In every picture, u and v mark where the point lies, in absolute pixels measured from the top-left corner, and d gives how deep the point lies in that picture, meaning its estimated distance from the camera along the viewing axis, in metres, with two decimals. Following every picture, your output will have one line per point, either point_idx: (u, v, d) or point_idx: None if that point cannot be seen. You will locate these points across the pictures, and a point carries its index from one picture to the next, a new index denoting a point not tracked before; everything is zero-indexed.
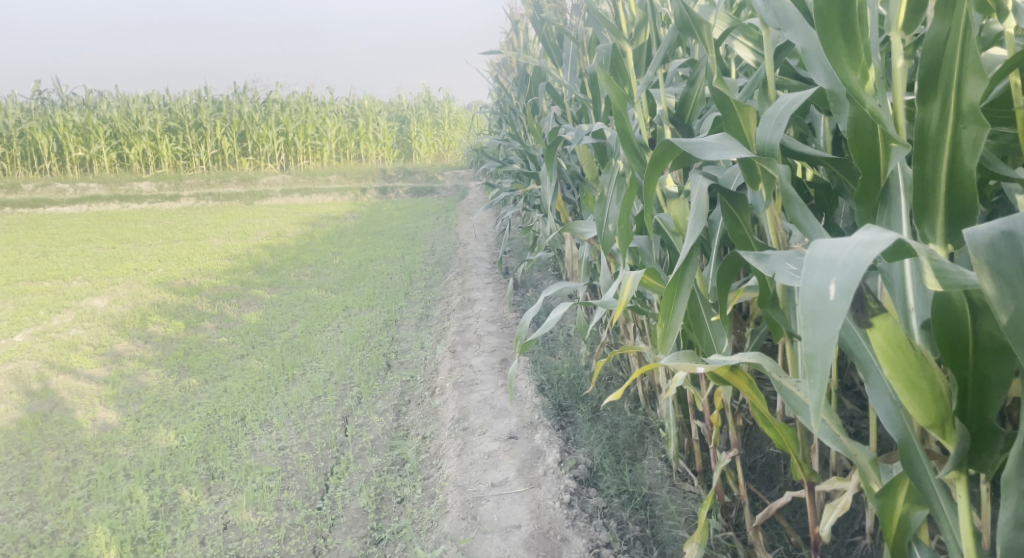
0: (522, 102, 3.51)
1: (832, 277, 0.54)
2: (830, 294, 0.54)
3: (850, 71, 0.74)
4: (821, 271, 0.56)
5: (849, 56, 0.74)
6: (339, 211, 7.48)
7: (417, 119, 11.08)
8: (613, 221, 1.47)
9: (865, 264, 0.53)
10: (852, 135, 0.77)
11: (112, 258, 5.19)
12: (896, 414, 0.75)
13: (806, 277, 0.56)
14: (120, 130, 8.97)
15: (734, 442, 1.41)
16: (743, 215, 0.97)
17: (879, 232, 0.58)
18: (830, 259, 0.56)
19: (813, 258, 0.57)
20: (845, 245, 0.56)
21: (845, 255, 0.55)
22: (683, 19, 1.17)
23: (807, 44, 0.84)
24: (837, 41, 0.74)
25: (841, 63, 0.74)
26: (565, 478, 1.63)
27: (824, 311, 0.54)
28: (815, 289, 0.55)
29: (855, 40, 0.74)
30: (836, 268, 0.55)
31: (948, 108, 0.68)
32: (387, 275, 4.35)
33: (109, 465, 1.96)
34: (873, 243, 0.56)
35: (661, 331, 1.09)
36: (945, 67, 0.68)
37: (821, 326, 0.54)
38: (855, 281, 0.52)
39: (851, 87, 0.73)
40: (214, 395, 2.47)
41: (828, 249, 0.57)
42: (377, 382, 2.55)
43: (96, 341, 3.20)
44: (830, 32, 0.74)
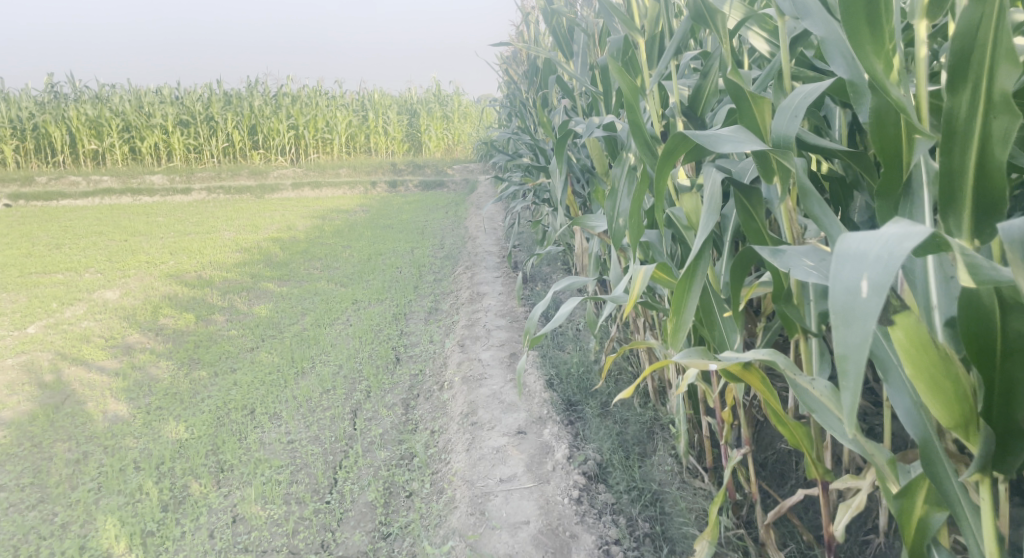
0: (532, 96, 3.49)
1: (864, 273, 0.52)
2: (862, 291, 0.52)
3: (875, 60, 0.71)
4: (852, 266, 0.54)
5: (874, 44, 0.72)
6: (349, 205, 7.48)
7: (427, 113, 11.06)
8: (623, 215, 1.45)
9: (900, 259, 0.51)
10: (875, 126, 0.75)
11: (124, 250, 5.21)
12: (916, 415, 0.74)
13: (836, 272, 0.54)
14: (133, 123, 9.01)
15: (745, 440, 1.40)
16: (757, 208, 0.95)
17: (911, 224, 0.56)
18: (861, 254, 0.54)
19: (843, 252, 0.55)
20: (877, 239, 0.55)
21: (877, 250, 0.53)
22: (697, 11, 1.14)
23: (825, 33, 0.82)
24: (861, 29, 0.71)
25: (866, 51, 0.72)
26: (574, 474, 1.62)
27: (856, 310, 0.52)
28: (845, 286, 0.53)
29: (880, 27, 0.71)
30: (867, 264, 0.53)
31: (978, 98, 0.66)
32: (397, 268, 4.34)
33: (119, 457, 1.97)
34: (907, 236, 0.54)
35: (671, 328, 1.07)
36: (976, 55, 0.66)
37: (853, 327, 0.52)
38: (889, 279, 0.51)
39: (876, 77, 0.71)
40: (223, 388, 2.47)
41: (858, 242, 0.55)
42: (386, 376, 2.55)
43: (107, 333, 3.22)
44: (854, 21, 0.72)
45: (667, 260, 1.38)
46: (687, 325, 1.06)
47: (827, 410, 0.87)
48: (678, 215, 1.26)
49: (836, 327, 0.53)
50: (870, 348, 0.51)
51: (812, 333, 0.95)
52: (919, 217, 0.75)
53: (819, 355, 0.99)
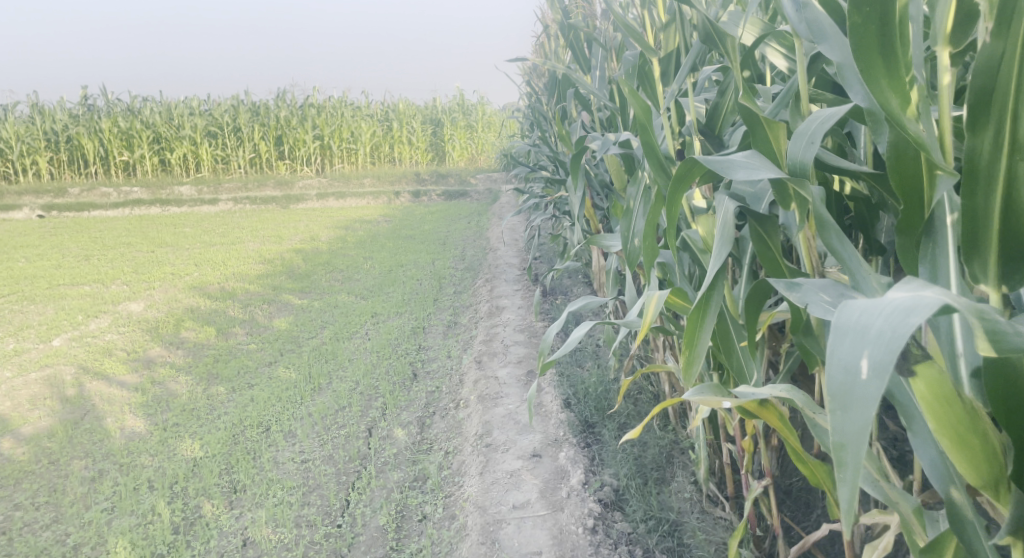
0: (551, 107, 3.46)
1: (863, 350, 0.48)
2: (862, 373, 0.47)
3: (891, 94, 0.67)
4: (850, 341, 0.49)
5: (888, 77, 0.67)
6: (373, 215, 7.50)
7: (450, 123, 11.09)
8: (638, 236, 1.41)
9: (904, 337, 0.47)
10: (894, 161, 0.70)
11: (151, 262, 5.28)
12: (944, 468, 0.68)
13: (834, 348, 0.50)
14: (163, 135, 9.17)
15: (767, 470, 1.33)
16: (773, 237, 0.91)
17: (922, 293, 0.51)
18: (863, 327, 0.50)
19: (842, 325, 0.50)
20: (880, 310, 0.50)
21: (880, 323, 0.49)
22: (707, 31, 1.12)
23: (843, 58, 0.77)
24: (875, 61, 0.67)
25: (880, 85, 0.67)
26: (589, 501, 1.57)
27: (855, 392, 0.48)
28: (843, 365, 0.49)
29: (894, 60, 0.67)
30: (868, 341, 0.48)
31: (1002, 137, 0.62)
32: (417, 280, 4.33)
33: (133, 476, 1.97)
34: (914, 307, 0.49)
35: (685, 361, 1.03)
36: (1000, 92, 0.61)
37: (850, 410, 0.48)
38: (891, 359, 0.46)
39: (891, 112, 0.66)
40: (240, 404, 2.46)
41: (859, 314, 0.51)
42: (402, 393, 2.52)
43: (129, 347, 3.24)
44: (866, 50, 0.66)
45: (684, 283, 1.33)
46: (701, 357, 1.02)
47: None
48: (694, 237, 1.22)
49: (833, 411, 0.49)
50: (870, 437, 0.46)
51: None
52: (943, 265, 0.69)
53: None
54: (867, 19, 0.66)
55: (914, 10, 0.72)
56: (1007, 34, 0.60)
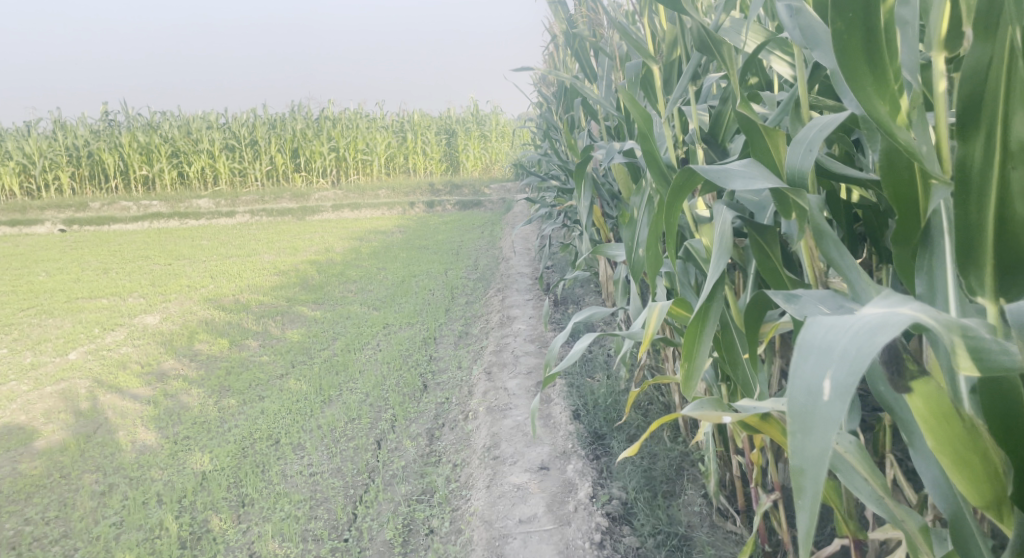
0: (559, 116, 3.45)
1: (826, 371, 0.48)
2: (824, 393, 0.47)
3: (878, 101, 0.65)
4: (814, 360, 0.49)
5: (876, 84, 0.65)
6: (387, 226, 7.53)
7: (464, 132, 11.12)
8: (642, 245, 1.38)
9: (867, 357, 0.47)
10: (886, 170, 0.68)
11: (167, 275, 5.33)
12: (947, 487, 0.66)
13: (798, 368, 0.49)
14: (181, 149, 9.29)
15: (777, 483, 1.30)
16: (773, 247, 0.89)
17: (890, 312, 0.51)
18: (827, 345, 0.50)
19: (807, 342, 0.50)
20: (846, 329, 0.50)
21: (845, 341, 0.49)
22: (703, 39, 1.11)
23: (836, 66, 0.76)
24: (862, 67, 0.65)
25: (866, 92, 0.65)
26: (597, 515, 1.54)
27: (816, 415, 0.48)
28: (806, 385, 0.49)
29: (881, 66, 0.64)
30: (832, 360, 0.48)
31: (994, 143, 0.60)
32: (429, 290, 4.33)
33: (142, 490, 1.98)
34: (880, 328, 0.49)
35: (685, 374, 1.00)
36: (989, 97, 0.59)
37: (812, 434, 0.47)
38: (851, 382, 0.46)
39: (879, 120, 0.64)
40: (251, 416, 2.47)
41: (825, 331, 0.51)
42: (412, 405, 2.51)
43: (143, 359, 3.26)
44: (851, 56, 0.64)
45: (687, 293, 1.31)
46: (700, 371, 1.00)
47: (851, 468, 0.75)
48: (697, 247, 1.20)
49: (794, 434, 0.48)
50: (829, 461, 0.46)
51: None
52: (940, 278, 0.67)
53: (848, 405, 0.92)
54: (851, 26, 0.64)
55: (907, 15, 0.70)
56: (993, 37, 0.58)
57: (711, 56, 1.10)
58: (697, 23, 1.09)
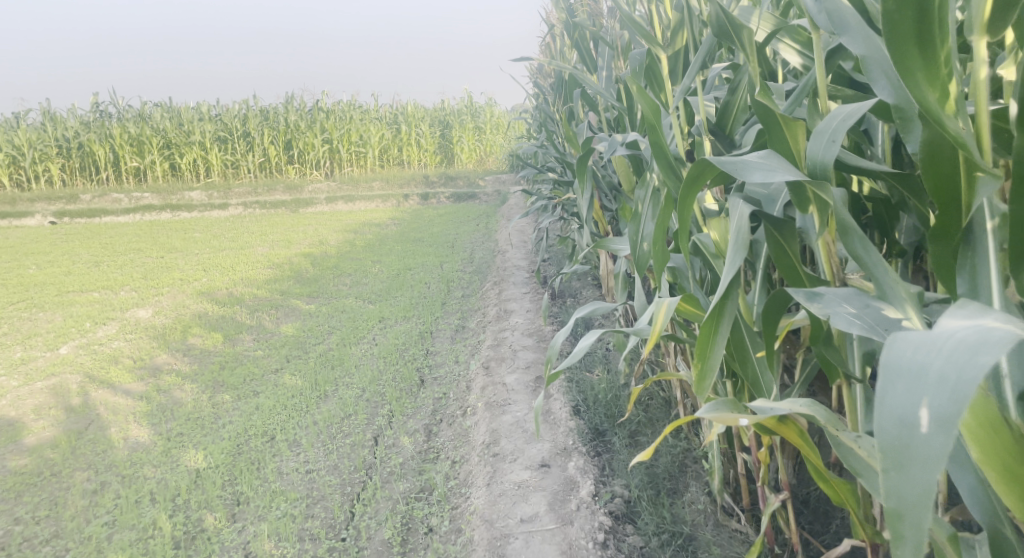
0: (557, 107, 3.41)
1: (922, 399, 0.47)
2: (921, 425, 0.46)
3: (927, 89, 0.61)
4: (905, 387, 0.48)
5: (925, 70, 0.61)
6: (381, 218, 7.48)
7: (459, 124, 11.06)
8: (647, 240, 1.35)
9: (968, 388, 0.45)
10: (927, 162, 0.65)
11: (159, 268, 5.26)
12: (984, 497, 0.66)
13: (889, 396, 0.48)
14: (173, 140, 9.19)
15: (785, 482, 1.27)
16: (790, 242, 0.86)
17: (985, 326, 0.49)
18: (920, 368, 0.48)
19: (896, 366, 0.49)
20: (939, 348, 0.48)
21: (940, 363, 0.48)
22: (720, 24, 1.04)
23: (866, 51, 0.72)
24: (912, 51, 0.61)
25: (916, 79, 0.61)
26: (599, 514, 1.52)
27: (911, 448, 0.47)
28: (898, 415, 0.48)
29: (932, 50, 0.60)
30: (927, 387, 0.47)
31: None
32: (425, 284, 4.29)
33: (135, 488, 1.95)
34: (978, 346, 0.47)
35: (697, 373, 0.97)
36: None
37: (907, 469, 0.47)
38: (954, 413, 0.45)
39: (929, 109, 0.60)
40: (245, 412, 2.43)
41: (914, 351, 0.49)
42: (409, 400, 2.48)
43: (136, 354, 3.21)
44: (902, 40, 0.60)
45: (695, 288, 1.28)
46: (714, 370, 0.96)
47: (874, 472, 0.75)
48: (706, 242, 1.17)
49: (886, 471, 0.48)
50: (931, 500, 0.45)
51: (856, 378, 0.87)
52: (983, 276, 0.65)
53: (864, 406, 0.90)
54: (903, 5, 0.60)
55: None
56: None
57: (730, 44, 1.03)
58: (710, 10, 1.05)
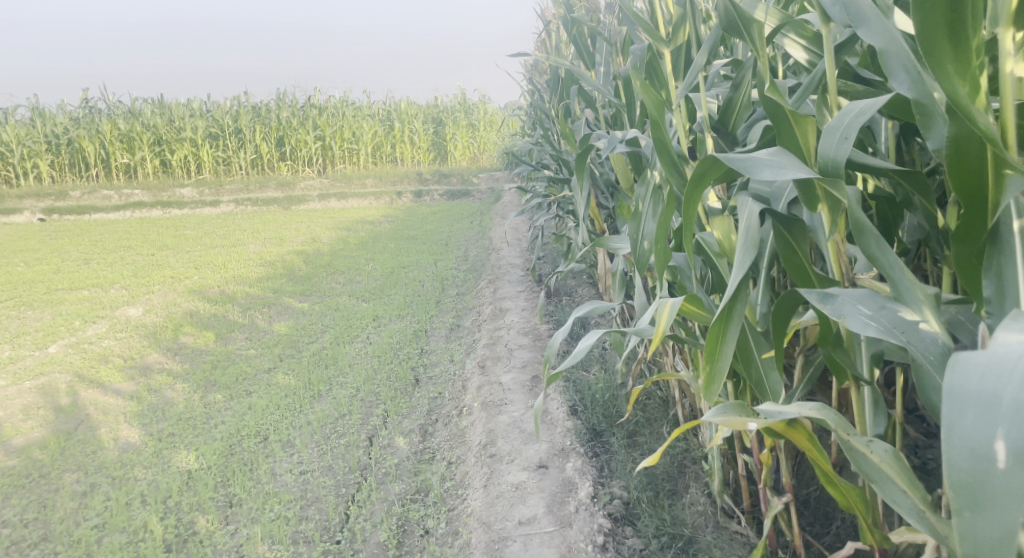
0: (553, 105, 3.39)
1: (996, 431, 0.47)
2: (998, 460, 0.46)
3: (956, 80, 0.59)
4: (976, 418, 0.48)
5: (955, 60, 0.60)
6: (375, 216, 7.44)
7: (452, 121, 11.01)
8: (648, 238, 1.33)
9: None
10: (954, 156, 0.63)
11: (150, 265, 5.21)
12: None
13: (960, 428, 0.48)
14: (163, 136, 9.10)
15: (787, 485, 1.26)
16: (800, 241, 0.84)
17: None
18: (992, 399, 0.48)
19: (963, 395, 0.49)
20: (1010, 376, 0.48)
21: (1012, 393, 0.47)
22: (729, 17, 0.99)
23: (885, 44, 0.70)
24: (943, 40, 0.60)
25: (945, 70, 0.60)
26: (599, 516, 1.50)
27: (988, 483, 0.47)
28: (970, 447, 0.48)
29: (964, 39, 0.59)
30: (1001, 419, 0.47)
31: None
32: (419, 282, 4.26)
33: (126, 490, 1.92)
34: None
35: (705, 376, 0.96)
36: None
37: (981, 507, 0.47)
38: None
39: (958, 101, 0.58)
40: (238, 412, 2.40)
41: (982, 379, 0.49)
42: (404, 400, 2.46)
43: (126, 353, 3.17)
44: (933, 29, 0.59)
45: (698, 287, 1.26)
46: (722, 374, 0.95)
47: (890, 481, 0.73)
48: (709, 241, 1.15)
49: (961, 508, 0.48)
50: (1011, 538, 0.45)
51: (865, 381, 0.86)
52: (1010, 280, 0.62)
53: (873, 407, 0.88)
54: None
55: None
56: None
57: (740, 39, 0.98)
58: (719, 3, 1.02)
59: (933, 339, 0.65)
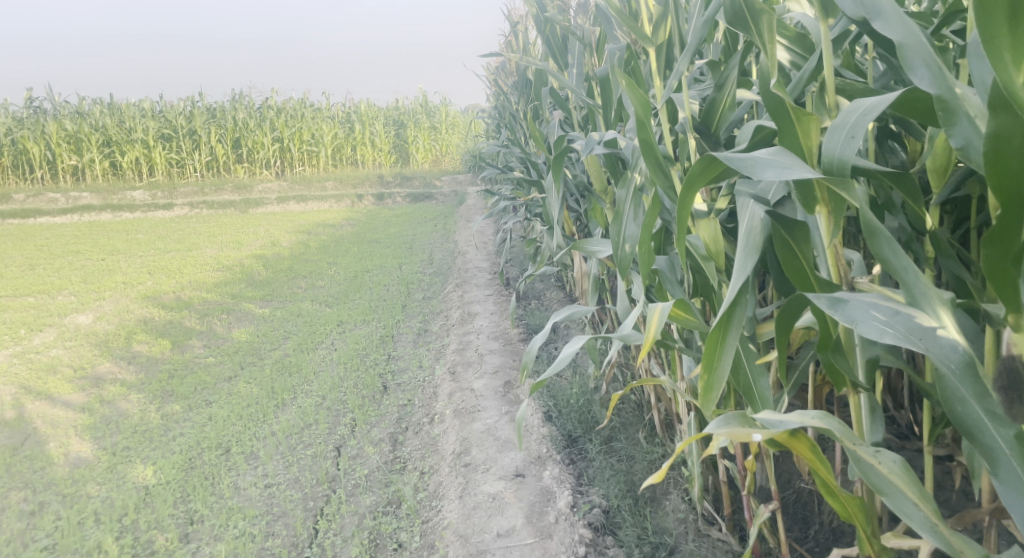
0: (522, 107, 3.37)
1: None
2: None
3: (1013, 70, 0.56)
4: None
5: (1013, 49, 0.56)
6: (336, 219, 7.30)
7: (414, 123, 10.92)
8: (630, 241, 1.30)
9: None
10: (992, 152, 0.59)
11: (101, 271, 5.00)
12: None
13: None
14: (113, 137, 8.79)
15: (773, 492, 1.23)
16: (801, 245, 0.83)
17: None
18: None
19: None
20: None
21: None
22: (736, 8, 0.92)
23: (903, 37, 0.70)
24: (1001, 28, 0.57)
25: (1002, 59, 0.56)
26: (579, 526, 1.46)
27: None
28: None
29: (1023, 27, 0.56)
30: None
31: None
32: (384, 286, 4.17)
33: (78, 508, 1.81)
34: None
35: (703, 384, 0.96)
36: None
37: None
38: None
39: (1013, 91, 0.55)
40: (197, 424, 2.29)
41: None
42: (372, 408, 2.38)
43: (76, 363, 3.02)
44: (990, 14, 0.57)
45: (682, 293, 1.24)
46: (721, 382, 0.95)
47: (899, 492, 0.73)
48: (696, 244, 1.12)
49: None
50: None
51: (863, 387, 0.84)
52: None
53: (870, 412, 0.87)
54: None
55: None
56: None
57: (747, 32, 0.92)
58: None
59: (953, 346, 0.68)
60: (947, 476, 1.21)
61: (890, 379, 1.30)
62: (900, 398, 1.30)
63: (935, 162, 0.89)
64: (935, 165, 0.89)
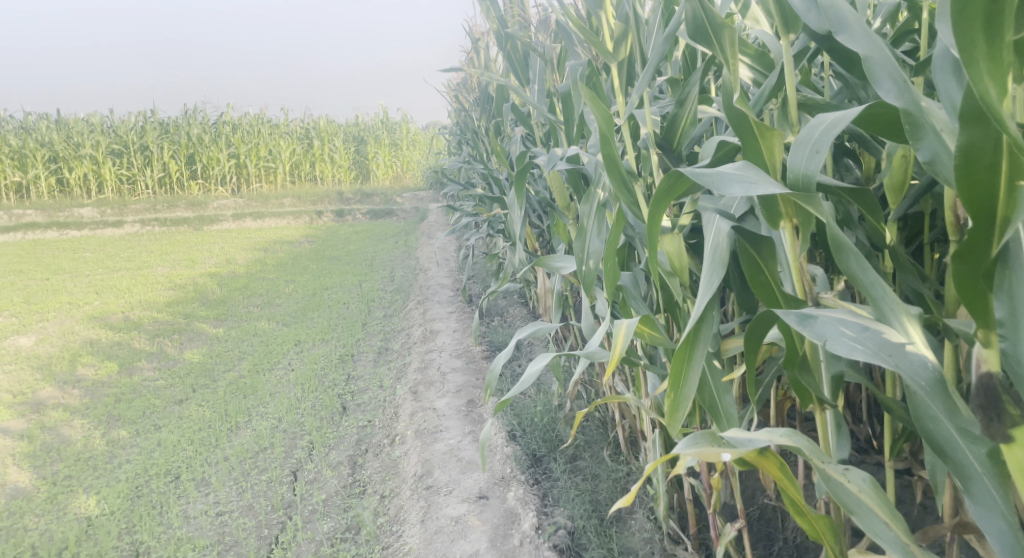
0: (483, 123, 3.36)
1: None
2: None
3: (989, 81, 0.56)
4: None
5: (990, 61, 0.56)
6: (294, 236, 7.18)
7: (374, 140, 10.86)
8: (593, 258, 1.28)
9: None
10: (964, 165, 0.60)
11: (44, 291, 4.79)
12: (1014, 540, 0.63)
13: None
14: (60, 153, 8.50)
15: (740, 510, 1.21)
16: (767, 259, 0.83)
17: None
18: None
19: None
20: None
21: None
22: (698, 22, 0.92)
23: (869, 50, 0.71)
24: (978, 41, 0.56)
25: (978, 71, 0.56)
26: (544, 549, 1.42)
27: None
28: None
29: (999, 40, 0.56)
30: None
31: None
32: (343, 304, 4.10)
33: (14, 543, 1.70)
34: None
35: (670, 403, 0.95)
36: None
37: None
38: None
39: (989, 101, 0.55)
40: (145, 450, 2.19)
41: None
42: (331, 430, 2.31)
43: (15, 388, 2.87)
44: (968, 27, 0.56)
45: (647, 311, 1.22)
46: (688, 399, 0.94)
47: (871, 513, 0.72)
48: (660, 260, 1.11)
49: None
50: None
51: (829, 403, 0.83)
52: None
53: (835, 429, 0.87)
54: None
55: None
56: None
57: (709, 47, 0.92)
58: (692, 5, 0.93)
59: (923, 363, 0.68)
60: (907, 490, 1.22)
61: (849, 394, 1.30)
62: (859, 412, 1.30)
63: (891, 180, 0.90)
64: (892, 181, 0.90)
